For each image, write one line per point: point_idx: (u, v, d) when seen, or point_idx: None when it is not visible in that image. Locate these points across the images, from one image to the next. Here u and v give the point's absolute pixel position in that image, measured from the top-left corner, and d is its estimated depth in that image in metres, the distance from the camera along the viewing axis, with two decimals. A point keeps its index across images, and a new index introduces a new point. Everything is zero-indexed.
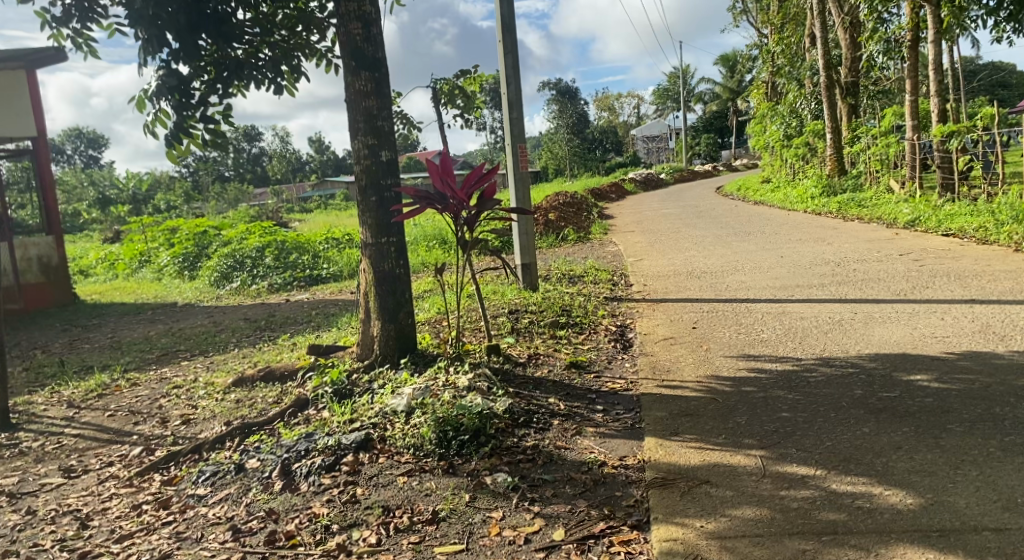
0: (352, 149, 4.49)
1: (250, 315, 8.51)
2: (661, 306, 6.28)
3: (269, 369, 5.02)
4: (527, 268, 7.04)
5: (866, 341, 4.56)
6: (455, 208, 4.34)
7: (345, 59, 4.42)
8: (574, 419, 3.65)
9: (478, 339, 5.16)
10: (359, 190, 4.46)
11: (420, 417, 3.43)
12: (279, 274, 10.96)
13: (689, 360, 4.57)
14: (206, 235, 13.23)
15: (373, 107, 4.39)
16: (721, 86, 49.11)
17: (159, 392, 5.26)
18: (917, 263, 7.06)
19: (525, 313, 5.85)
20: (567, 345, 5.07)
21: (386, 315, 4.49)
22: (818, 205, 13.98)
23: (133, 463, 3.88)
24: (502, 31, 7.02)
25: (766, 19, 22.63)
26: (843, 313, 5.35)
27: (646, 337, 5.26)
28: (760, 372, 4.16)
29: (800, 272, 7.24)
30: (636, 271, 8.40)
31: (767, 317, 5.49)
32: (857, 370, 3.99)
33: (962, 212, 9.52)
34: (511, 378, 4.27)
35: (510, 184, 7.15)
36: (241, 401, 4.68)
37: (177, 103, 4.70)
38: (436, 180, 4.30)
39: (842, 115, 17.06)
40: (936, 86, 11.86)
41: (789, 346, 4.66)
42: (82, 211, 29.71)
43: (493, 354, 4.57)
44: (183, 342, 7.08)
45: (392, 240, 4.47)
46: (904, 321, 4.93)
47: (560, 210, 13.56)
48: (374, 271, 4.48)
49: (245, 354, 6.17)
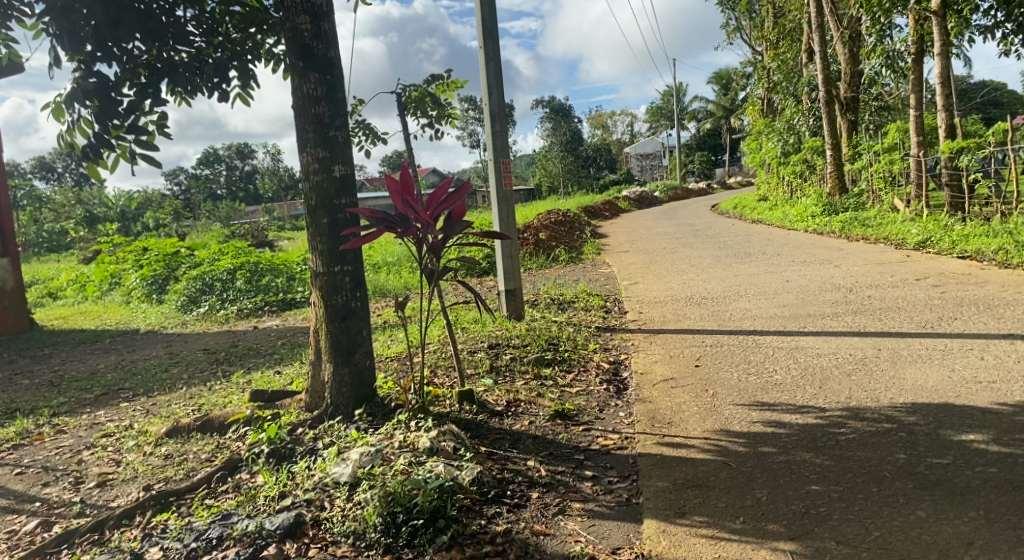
0: (300, 163, 3.87)
1: (211, 345, 7.83)
2: (659, 339, 5.63)
3: (207, 418, 4.36)
4: (511, 294, 6.39)
5: (898, 387, 3.91)
6: (418, 232, 3.68)
7: (291, 59, 3.80)
8: (557, 491, 3.01)
9: (451, 382, 4.49)
10: (308, 211, 3.82)
11: (365, 492, 2.83)
12: (250, 298, 10.31)
13: (693, 409, 3.90)
14: (177, 257, 12.55)
15: (323, 114, 3.77)
16: (714, 105, 48.73)
17: (84, 443, 4.58)
18: (938, 289, 6.44)
19: (506, 347, 5.18)
20: (553, 388, 4.39)
21: (338, 357, 3.83)
22: (820, 224, 13.42)
23: (22, 545, 3.21)
24: (482, 38, 6.44)
25: (762, 35, 22.23)
26: (866, 350, 4.71)
27: (642, 378, 4.60)
28: (778, 426, 3.51)
29: (810, 299, 6.62)
30: (631, 295, 7.78)
31: (778, 354, 4.85)
32: (894, 425, 3.34)
33: (977, 233, 8.95)
34: (483, 435, 3.61)
35: (493, 204, 6.53)
36: (170, 458, 4.01)
37: (98, 110, 4.05)
38: (396, 199, 3.61)
39: (841, 131, 16.50)
40: (944, 101, 11.31)
41: (808, 392, 4.00)
42: (67, 230, 28.88)
43: (466, 403, 3.93)
44: (131, 378, 6.39)
45: (347, 269, 3.82)
46: (938, 361, 4.29)
47: (551, 230, 12.95)
48: (325, 305, 3.83)
49: (192, 394, 5.50)
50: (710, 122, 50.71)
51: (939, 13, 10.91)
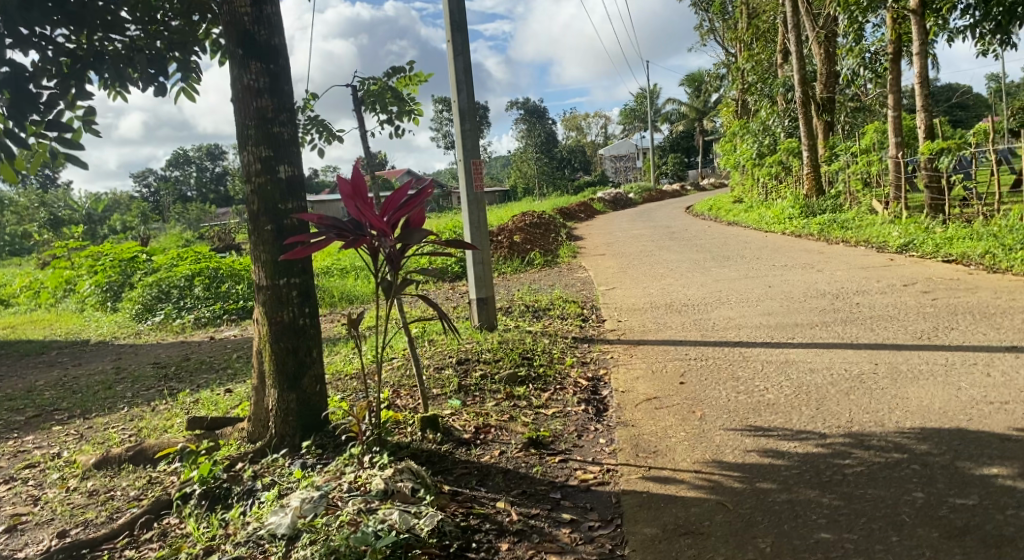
0: (241, 164, 3.44)
1: (162, 358, 7.29)
2: (639, 351, 5.28)
3: (139, 447, 3.88)
4: (483, 302, 6.00)
5: (902, 409, 3.59)
6: (373, 241, 3.23)
7: (229, 47, 3.37)
8: (528, 540, 2.65)
9: (414, 404, 4.07)
10: (249, 217, 3.41)
11: (305, 553, 2.45)
12: (208, 306, 9.77)
13: (680, 435, 3.53)
14: (133, 263, 11.91)
15: (266, 108, 3.35)
16: (687, 107, 48.67)
17: (2, 476, 4.07)
18: (928, 296, 6.19)
19: (477, 363, 4.77)
20: (528, 411, 4.00)
21: (284, 382, 3.41)
22: (798, 226, 13.21)
23: None
24: (450, 31, 6.03)
25: (736, 36, 22.11)
26: (862, 365, 4.39)
27: (624, 397, 4.22)
28: (776, 457, 3.15)
29: (795, 306, 6.33)
30: (609, 302, 7.42)
31: (769, 369, 4.51)
32: (905, 456, 3.02)
33: (959, 235, 8.77)
34: (447, 470, 3.21)
35: (462, 206, 6.12)
36: (94, 496, 3.52)
37: (11, 103, 3.57)
38: (348, 203, 3.17)
39: (818, 132, 16.34)
40: (923, 101, 11.15)
41: (805, 414, 3.65)
42: (28, 232, 27.74)
43: (430, 430, 3.54)
44: (69, 396, 5.85)
45: (294, 282, 3.40)
46: (942, 378, 3.98)
47: (526, 233, 12.59)
48: (268, 323, 3.40)
49: (132, 416, 5.01)
50: (683, 124, 50.76)
51: (918, 12, 10.68)
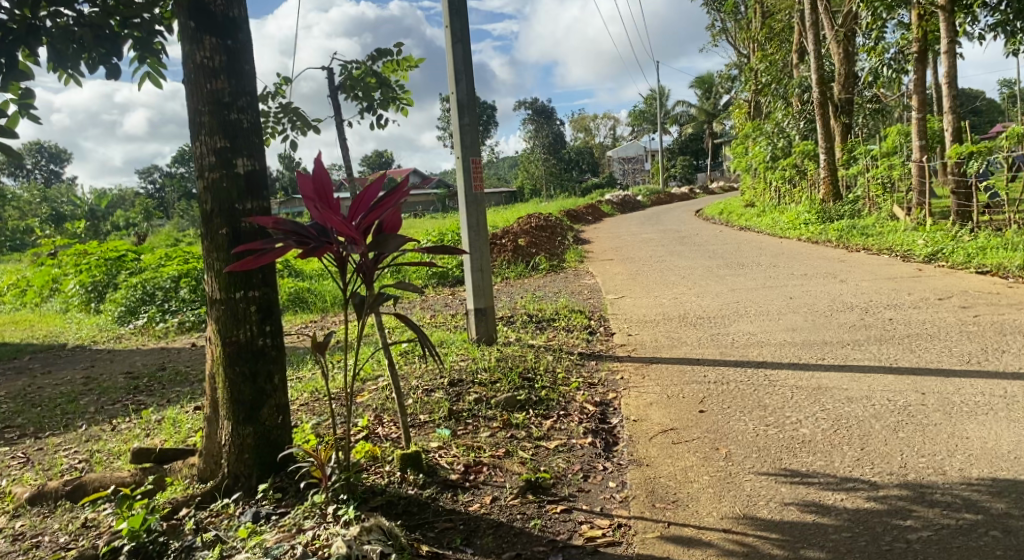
0: (193, 156, 2.95)
1: (137, 367, 6.79)
2: (652, 371, 4.75)
3: (79, 482, 3.37)
4: (481, 313, 5.50)
5: (964, 453, 3.05)
6: (339, 248, 2.73)
7: (179, 18, 2.87)
8: None
9: (397, 435, 3.56)
10: (202, 218, 2.91)
11: None
12: (194, 309, 9.29)
13: (704, 480, 3.01)
14: (121, 261, 11.44)
15: (222, 91, 2.85)
16: (698, 110, 47.93)
17: None
18: (969, 312, 5.65)
19: (470, 385, 4.25)
20: (526, 444, 3.48)
21: (238, 414, 2.91)
22: (815, 232, 12.63)
23: None
24: (448, 15, 5.49)
25: (750, 36, 21.52)
26: (909, 396, 3.83)
27: (636, 428, 3.69)
28: (821, 514, 2.63)
29: (821, 321, 5.79)
30: (618, 312, 6.89)
31: (800, 397, 3.97)
32: (981, 518, 2.50)
33: (992, 244, 8.20)
34: (427, 525, 2.71)
35: (460, 207, 5.60)
36: (19, 541, 3.02)
37: None
38: (310, 206, 2.66)
39: (836, 134, 15.70)
40: (949, 103, 10.57)
41: (849, 457, 3.11)
42: (29, 230, 27.38)
43: (411, 469, 3.02)
44: (28, 410, 5.35)
45: (252, 296, 2.89)
46: (1006, 414, 3.44)
47: (531, 236, 12.06)
48: (221, 343, 2.89)
49: (88, 437, 4.50)
50: (692, 126, 50.07)
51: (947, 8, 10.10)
